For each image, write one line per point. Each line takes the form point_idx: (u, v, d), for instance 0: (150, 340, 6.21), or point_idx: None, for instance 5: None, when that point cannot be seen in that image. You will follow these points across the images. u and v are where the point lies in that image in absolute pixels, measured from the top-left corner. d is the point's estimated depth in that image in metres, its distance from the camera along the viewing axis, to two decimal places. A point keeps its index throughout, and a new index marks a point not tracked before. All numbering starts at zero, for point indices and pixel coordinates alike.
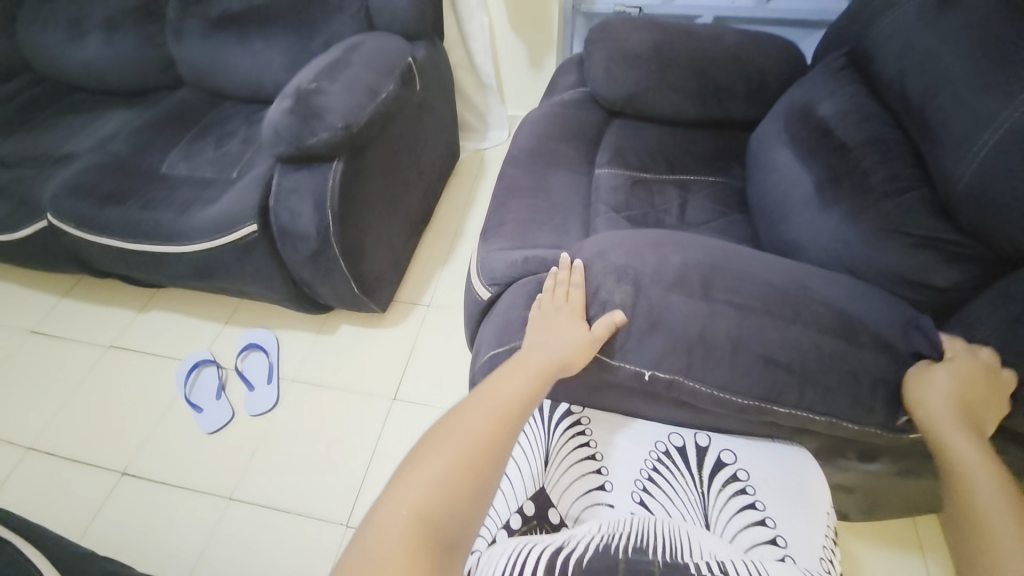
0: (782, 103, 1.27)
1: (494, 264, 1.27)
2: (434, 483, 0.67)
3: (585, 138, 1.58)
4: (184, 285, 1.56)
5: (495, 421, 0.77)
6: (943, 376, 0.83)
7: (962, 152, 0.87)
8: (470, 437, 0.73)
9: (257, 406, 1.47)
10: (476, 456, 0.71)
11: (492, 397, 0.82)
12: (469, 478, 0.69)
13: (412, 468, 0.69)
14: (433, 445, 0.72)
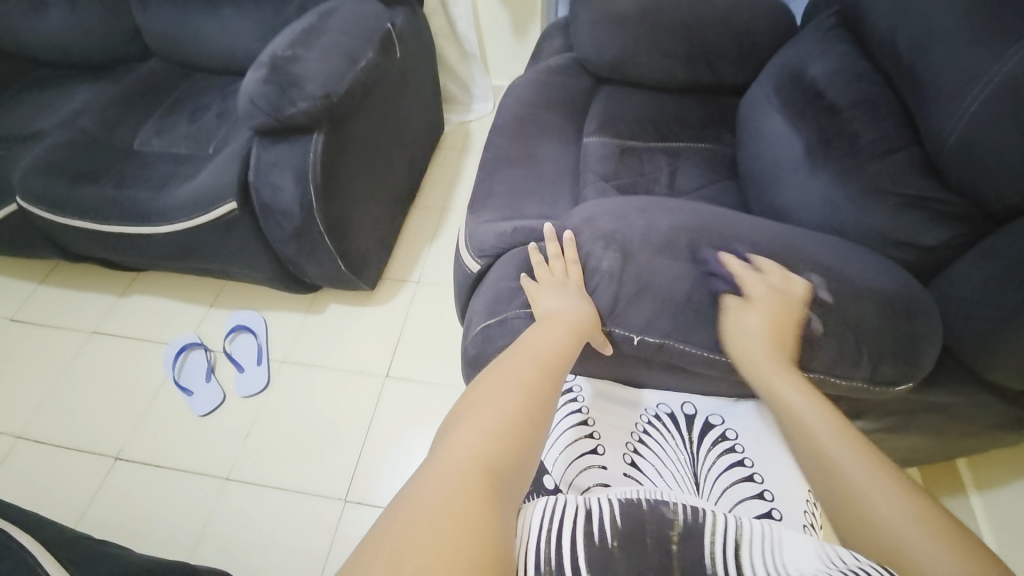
0: (771, 66, 0.99)
1: (484, 236, 0.92)
2: (491, 432, 0.46)
3: (564, 75, 1.21)
4: (168, 268, 1.37)
5: (547, 365, 0.55)
6: (753, 318, 0.63)
7: (945, 113, 0.68)
8: (521, 385, 0.51)
9: (247, 387, 1.35)
10: (531, 406, 0.49)
11: (529, 347, 0.57)
12: (534, 438, 0.48)
13: (471, 410, 0.48)
14: (492, 386, 0.51)
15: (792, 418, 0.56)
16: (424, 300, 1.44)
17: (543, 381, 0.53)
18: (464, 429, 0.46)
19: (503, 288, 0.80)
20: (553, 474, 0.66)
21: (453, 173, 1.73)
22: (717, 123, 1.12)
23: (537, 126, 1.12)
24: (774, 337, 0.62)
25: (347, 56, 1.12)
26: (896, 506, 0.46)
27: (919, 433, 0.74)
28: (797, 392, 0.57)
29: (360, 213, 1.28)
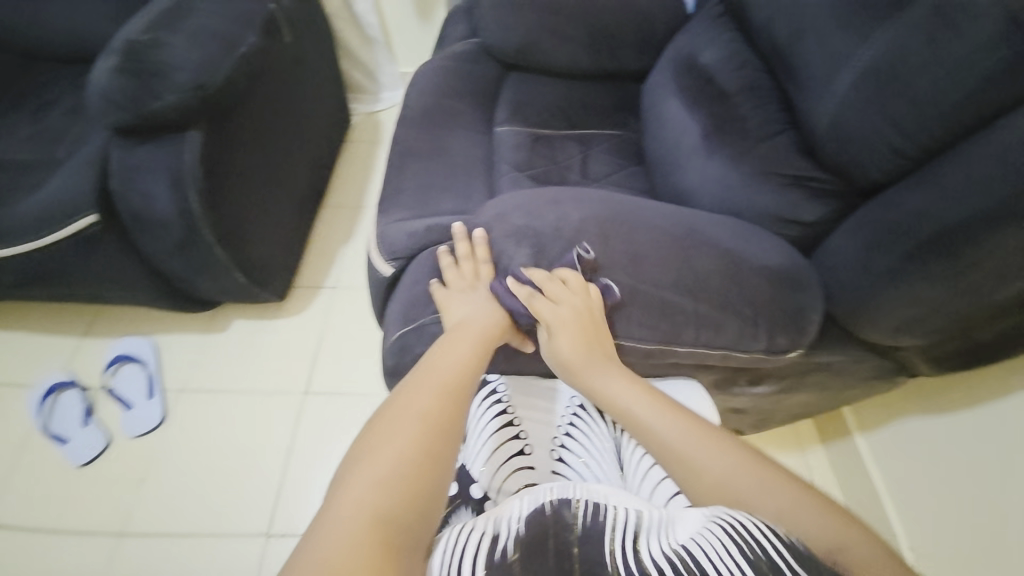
0: (668, 53, 1.03)
1: (395, 237, 0.87)
2: (390, 480, 0.42)
3: (469, 61, 1.16)
4: (21, 296, 1.16)
5: (453, 385, 0.51)
6: (564, 337, 0.63)
7: (819, 96, 0.72)
8: (424, 418, 0.47)
9: (136, 426, 1.19)
10: (437, 439, 0.46)
11: (433, 367, 0.53)
12: (441, 476, 0.44)
13: (368, 454, 0.44)
14: (391, 423, 0.46)
15: (634, 424, 0.58)
16: (342, 306, 1.35)
17: (449, 407, 0.49)
18: (359, 479, 0.42)
19: (418, 292, 0.76)
20: (481, 482, 0.65)
21: (364, 168, 1.63)
22: (623, 109, 1.14)
23: (445, 115, 1.07)
24: (588, 348, 0.62)
25: (223, 40, 0.98)
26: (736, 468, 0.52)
27: (812, 391, 0.81)
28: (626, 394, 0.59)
29: (257, 218, 1.16)
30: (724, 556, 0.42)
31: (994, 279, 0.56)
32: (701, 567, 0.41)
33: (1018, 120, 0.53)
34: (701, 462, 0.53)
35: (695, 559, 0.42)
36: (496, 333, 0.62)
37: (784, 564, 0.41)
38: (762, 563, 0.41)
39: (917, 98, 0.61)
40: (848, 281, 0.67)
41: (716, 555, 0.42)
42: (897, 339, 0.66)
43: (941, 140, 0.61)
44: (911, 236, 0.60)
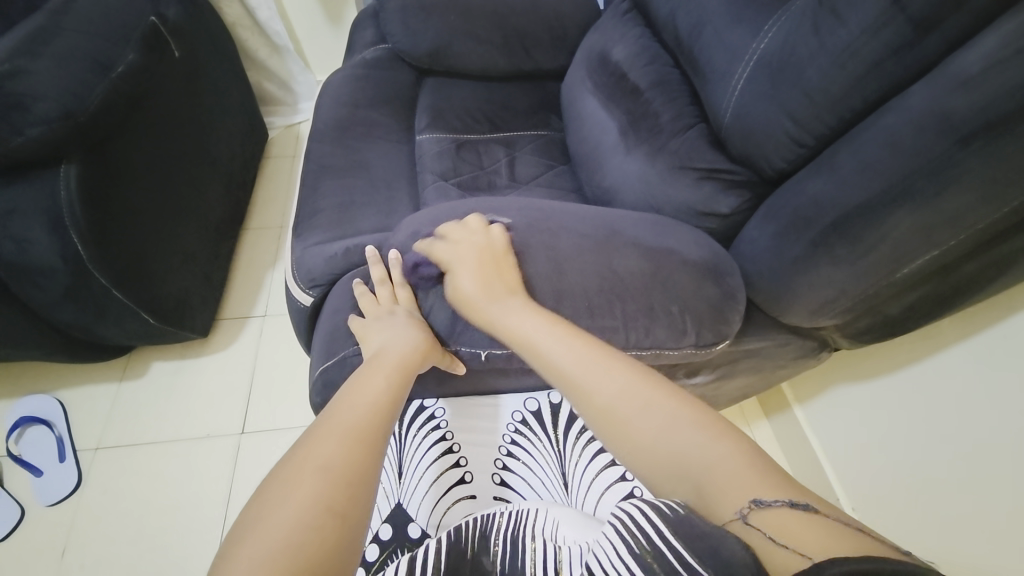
0: (582, 51, 1.02)
1: (312, 262, 0.81)
2: (281, 550, 0.37)
3: (382, 69, 1.11)
4: None
5: (363, 425, 0.48)
6: (467, 272, 0.62)
7: (721, 89, 0.73)
8: (324, 470, 0.43)
9: (50, 493, 1.07)
10: (342, 491, 0.42)
11: (341, 406, 0.50)
12: (347, 534, 0.40)
13: (258, 522, 0.39)
14: (287, 481, 0.42)
15: (534, 349, 0.57)
16: (274, 335, 1.27)
17: (358, 451, 0.45)
18: (244, 553, 0.37)
19: (338, 323, 0.71)
20: (420, 520, 0.61)
21: (288, 184, 1.53)
22: (546, 108, 1.12)
23: (360, 127, 1.02)
24: (484, 277, 0.62)
25: (95, 61, 0.90)
26: (631, 397, 0.50)
27: (748, 375, 0.83)
28: (522, 319, 0.59)
29: (164, 252, 1.07)
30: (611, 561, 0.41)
31: (892, 262, 0.58)
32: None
33: (904, 102, 0.54)
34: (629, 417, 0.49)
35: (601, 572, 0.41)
36: (418, 360, 0.59)
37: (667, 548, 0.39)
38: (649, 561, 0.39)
39: (809, 88, 0.61)
40: (767, 268, 0.68)
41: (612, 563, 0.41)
42: (817, 320, 0.68)
43: (835, 127, 0.61)
44: (817, 223, 0.61)
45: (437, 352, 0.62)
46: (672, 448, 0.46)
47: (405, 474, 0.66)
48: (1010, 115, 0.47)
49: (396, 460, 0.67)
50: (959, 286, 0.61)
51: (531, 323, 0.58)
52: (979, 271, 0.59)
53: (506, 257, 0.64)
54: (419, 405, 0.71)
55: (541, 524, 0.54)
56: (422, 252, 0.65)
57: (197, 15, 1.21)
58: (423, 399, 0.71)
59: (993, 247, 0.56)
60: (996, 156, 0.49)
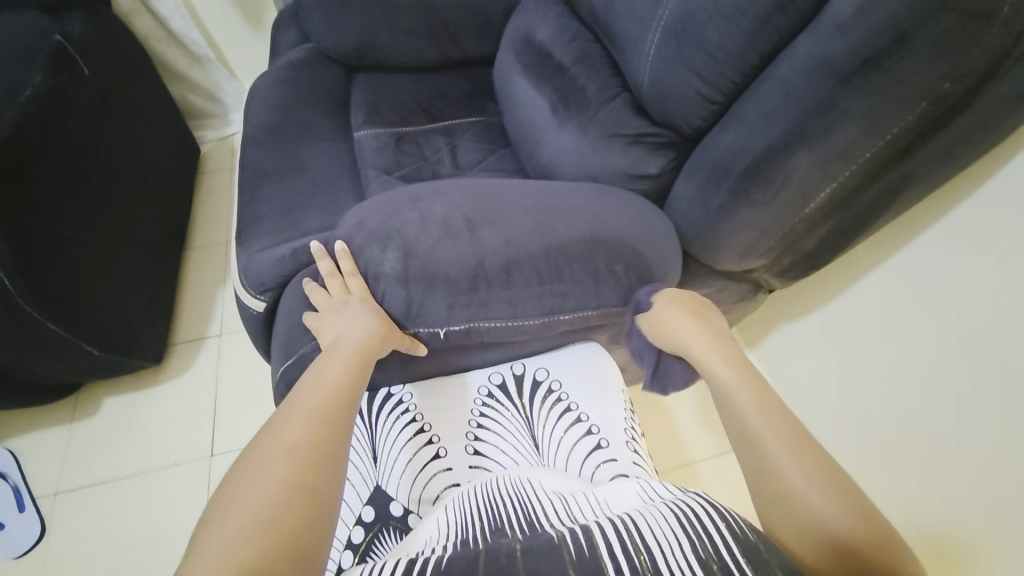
0: (508, 33, 1.05)
1: (260, 268, 0.80)
2: (255, 527, 0.39)
3: (310, 68, 1.10)
4: None
5: (328, 410, 0.50)
6: (678, 309, 0.68)
7: (637, 57, 0.77)
8: (290, 454, 0.44)
9: (13, 545, 1.02)
10: (310, 469, 0.44)
11: (303, 395, 0.51)
12: (317, 507, 0.42)
13: (229, 506, 0.40)
14: (254, 464, 0.43)
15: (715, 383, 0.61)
16: (234, 352, 1.24)
17: (325, 432, 0.47)
18: (215, 535, 0.38)
19: (294, 322, 0.71)
20: (400, 498, 0.64)
21: (228, 199, 1.49)
22: (481, 94, 1.13)
23: (294, 129, 1.01)
24: (697, 323, 0.67)
25: (1, 86, 0.87)
26: (807, 468, 0.49)
27: None
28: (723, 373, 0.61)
29: (100, 277, 1.02)
30: (675, 548, 0.41)
31: (800, 199, 0.64)
32: (649, 548, 0.41)
33: (794, 51, 0.59)
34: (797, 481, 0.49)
35: (647, 539, 0.42)
36: (376, 345, 0.61)
37: (735, 564, 0.39)
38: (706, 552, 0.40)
39: (712, 47, 0.66)
40: (696, 219, 0.73)
41: (666, 538, 0.41)
42: (746, 263, 0.74)
43: (740, 82, 0.66)
44: (734, 171, 0.66)
45: (396, 335, 0.64)
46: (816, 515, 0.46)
47: (381, 458, 0.68)
48: (882, 52, 0.53)
49: (369, 446, 0.68)
50: (861, 214, 0.68)
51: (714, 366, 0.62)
52: (876, 199, 0.66)
53: (706, 310, 0.70)
54: (386, 392, 0.72)
55: (541, 493, 0.57)
56: (370, 241, 0.66)
57: (106, 29, 1.16)
58: (390, 385, 0.73)
59: (886, 174, 0.63)
60: (874, 90, 0.55)
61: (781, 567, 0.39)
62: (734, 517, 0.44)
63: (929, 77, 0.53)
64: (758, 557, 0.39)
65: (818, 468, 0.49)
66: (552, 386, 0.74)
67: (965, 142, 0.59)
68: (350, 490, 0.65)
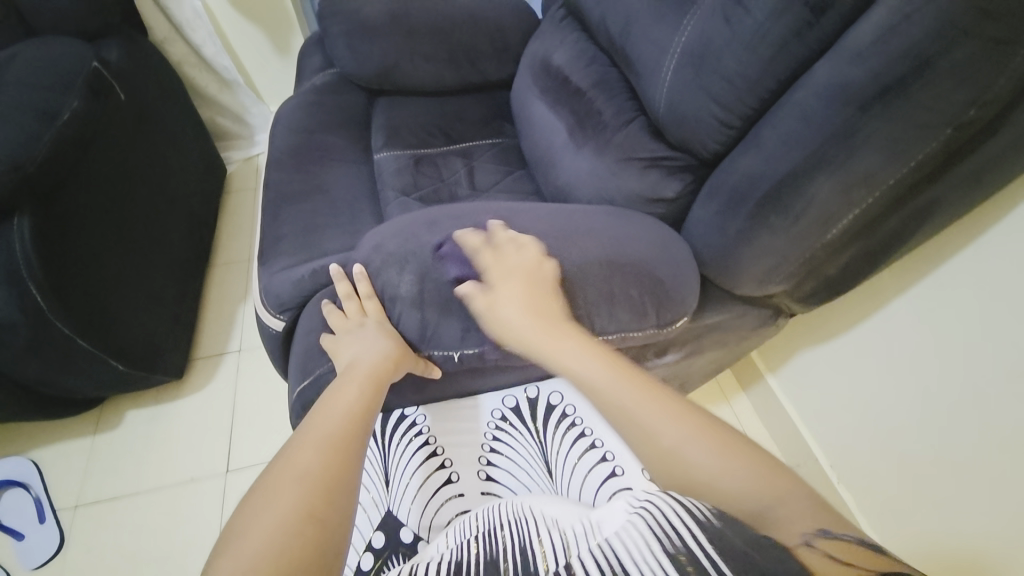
0: (526, 58, 1.07)
1: (280, 288, 0.82)
2: (265, 557, 0.38)
3: (333, 93, 1.14)
4: None
5: (339, 434, 0.50)
6: (513, 295, 0.63)
7: (654, 82, 0.77)
8: (301, 481, 0.44)
9: (33, 556, 1.04)
10: (321, 498, 0.44)
11: (318, 419, 0.52)
12: (327, 537, 0.41)
13: (242, 535, 0.40)
14: (268, 492, 0.44)
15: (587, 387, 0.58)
16: (252, 368, 1.25)
17: (337, 458, 0.47)
18: (227, 565, 0.38)
19: (311, 342, 0.72)
20: (410, 524, 0.63)
21: (252, 217, 1.53)
22: (498, 117, 1.15)
23: (317, 151, 1.04)
24: (535, 304, 0.63)
25: (39, 110, 0.90)
26: (677, 431, 0.52)
27: (714, 349, 0.87)
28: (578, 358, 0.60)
29: (127, 294, 1.05)
30: (645, 551, 0.41)
31: (821, 226, 0.62)
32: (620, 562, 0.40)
33: (812, 78, 0.59)
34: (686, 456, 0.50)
35: (619, 553, 0.41)
36: (391, 369, 0.61)
37: (705, 555, 0.39)
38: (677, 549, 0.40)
39: (728, 73, 0.66)
40: (713, 244, 0.72)
41: (638, 544, 0.41)
42: (766, 288, 0.73)
43: (758, 107, 0.66)
44: (752, 196, 0.65)
45: (411, 359, 0.64)
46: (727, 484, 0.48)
47: (392, 482, 0.67)
48: (903, 79, 0.52)
49: (381, 469, 0.68)
50: (886, 239, 0.66)
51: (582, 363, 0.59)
52: (902, 224, 0.64)
53: (551, 290, 0.65)
54: (399, 415, 0.72)
55: (539, 520, 0.55)
56: (388, 264, 0.67)
57: (142, 57, 1.22)
58: (404, 407, 0.73)
59: (911, 200, 0.61)
60: (896, 116, 0.53)
61: (746, 542, 0.40)
62: (698, 505, 0.45)
63: (955, 103, 0.51)
64: (732, 546, 0.39)
65: (697, 434, 0.51)
66: (566, 411, 0.73)
67: (995, 166, 0.57)
68: (362, 516, 0.65)
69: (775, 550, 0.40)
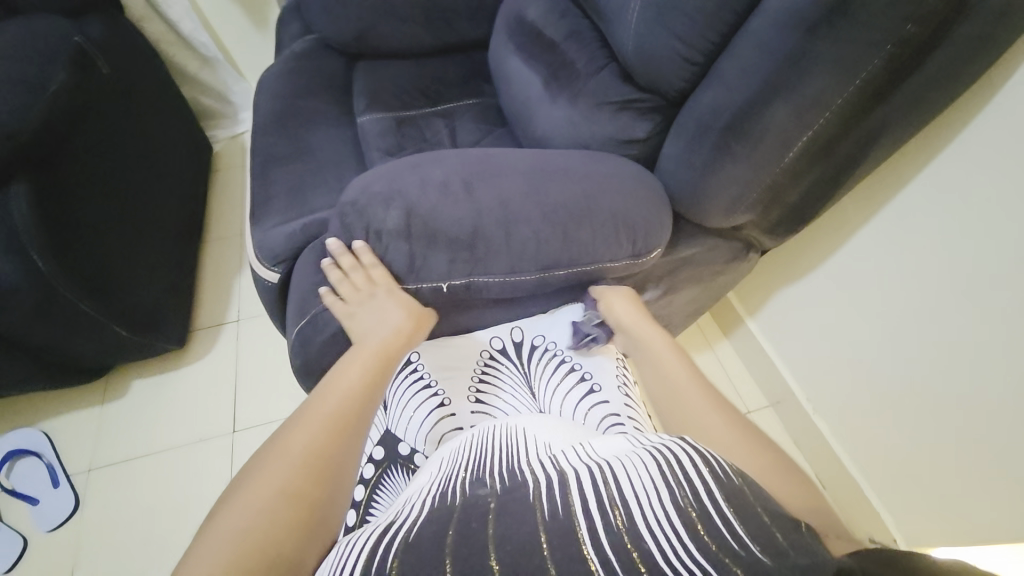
0: (501, 17, 1.09)
1: (273, 241, 0.87)
2: (256, 521, 0.45)
3: (311, 58, 1.15)
4: None
5: (337, 415, 0.55)
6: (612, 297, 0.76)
7: (622, 27, 0.80)
8: (300, 458, 0.50)
9: (51, 517, 1.09)
10: (313, 475, 0.49)
11: (323, 398, 0.57)
12: (314, 510, 0.47)
13: (242, 496, 0.47)
14: (265, 466, 0.50)
15: (667, 379, 0.66)
16: (252, 336, 1.30)
17: (332, 436, 0.53)
18: (226, 521, 0.45)
19: (307, 285, 0.78)
20: (407, 441, 0.70)
21: (241, 192, 1.55)
22: (478, 77, 1.18)
23: (300, 116, 1.06)
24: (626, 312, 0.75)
25: (28, 83, 0.92)
26: (733, 432, 0.58)
27: (691, 286, 0.92)
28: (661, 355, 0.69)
29: (129, 265, 1.09)
30: (653, 496, 0.44)
31: (779, 149, 0.66)
32: (627, 503, 0.44)
33: (766, 7, 0.62)
34: (736, 452, 0.55)
35: (626, 491, 0.44)
36: (396, 349, 0.67)
37: (713, 509, 0.43)
38: (688, 503, 0.43)
39: (690, 9, 0.69)
40: (683, 179, 0.76)
41: (647, 489, 0.45)
42: (734, 218, 0.77)
43: (719, 41, 0.69)
44: (716, 127, 0.69)
45: (415, 331, 0.70)
46: (764, 476, 0.53)
47: (389, 410, 0.73)
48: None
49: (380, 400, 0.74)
50: (842, 163, 0.71)
51: (656, 364, 0.69)
52: (854, 147, 0.69)
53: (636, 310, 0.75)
54: None
55: (530, 447, 0.59)
56: (375, 204, 0.70)
57: (121, 32, 1.22)
58: None
59: (862, 122, 0.66)
60: (843, 36, 0.57)
61: (760, 507, 0.43)
62: (714, 459, 0.48)
63: (893, 20, 0.55)
64: (741, 499, 0.44)
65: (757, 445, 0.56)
66: (550, 346, 0.78)
67: (937, 85, 0.62)
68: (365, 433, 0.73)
69: (800, 536, 0.41)
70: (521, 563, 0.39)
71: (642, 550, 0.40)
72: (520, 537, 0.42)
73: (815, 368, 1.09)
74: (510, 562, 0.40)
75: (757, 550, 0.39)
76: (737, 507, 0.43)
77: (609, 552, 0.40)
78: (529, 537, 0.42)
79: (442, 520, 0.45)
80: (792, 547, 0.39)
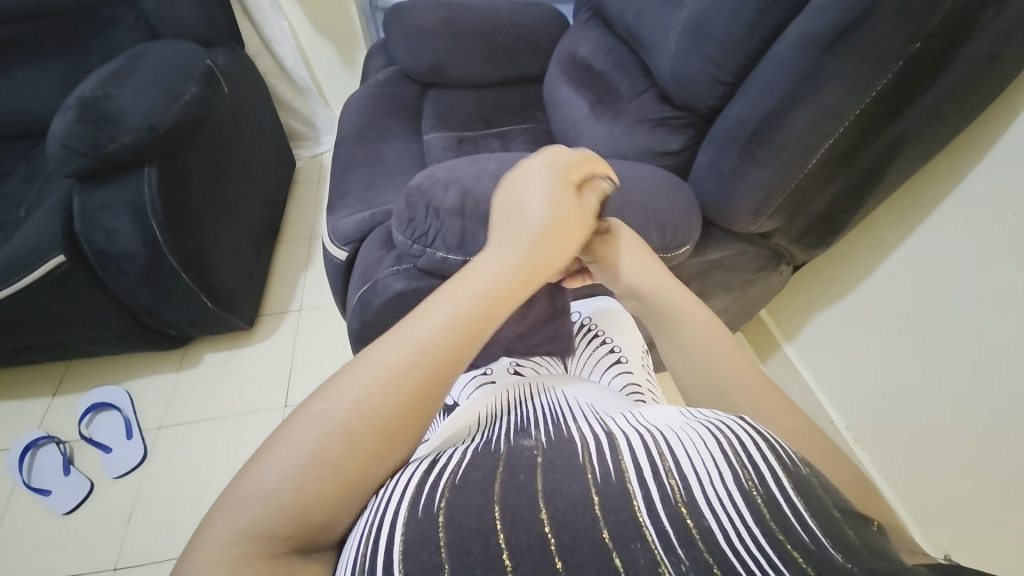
0: (557, 55, 1.24)
1: (345, 226, 1.00)
2: (297, 472, 0.38)
3: (391, 85, 1.35)
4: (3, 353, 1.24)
5: (415, 379, 0.41)
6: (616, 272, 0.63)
7: (661, 56, 0.92)
8: (366, 416, 0.40)
9: (120, 465, 1.21)
10: (372, 443, 0.40)
11: (408, 338, 0.43)
12: (363, 479, 0.40)
13: (290, 429, 0.39)
14: (325, 403, 0.40)
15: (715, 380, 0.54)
16: (310, 324, 1.43)
17: (403, 406, 0.41)
18: (274, 452, 0.38)
19: (372, 260, 0.91)
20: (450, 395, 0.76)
21: (316, 202, 1.76)
22: (532, 106, 1.33)
23: (378, 131, 1.23)
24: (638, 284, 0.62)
25: (169, 91, 1.13)
26: (806, 430, 0.50)
27: (720, 294, 0.96)
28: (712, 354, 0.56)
29: (218, 247, 1.26)
30: (713, 472, 0.37)
31: (801, 155, 0.73)
32: (684, 475, 0.37)
33: (785, 34, 0.71)
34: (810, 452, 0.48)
35: (684, 466, 0.38)
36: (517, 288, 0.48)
37: (782, 494, 0.36)
38: (753, 484, 0.36)
39: (718, 37, 0.79)
40: (712, 186, 0.84)
41: (706, 463, 0.38)
42: (759, 224, 0.83)
43: (745, 64, 0.78)
44: (741, 137, 0.77)
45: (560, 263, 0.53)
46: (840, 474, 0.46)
47: None
48: (855, 22, 0.63)
49: None
50: (864, 173, 0.77)
51: (692, 352, 0.56)
52: (874, 158, 0.74)
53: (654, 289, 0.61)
54: None
55: (576, 407, 0.53)
56: (437, 187, 0.81)
57: (239, 61, 1.49)
58: None
59: (881, 133, 0.72)
60: (852, 54, 0.64)
61: (836, 505, 0.36)
62: (780, 444, 0.40)
63: (899, 38, 0.62)
64: (814, 490, 0.36)
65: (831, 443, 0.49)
66: (582, 325, 0.87)
67: (951, 99, 0.68)
68: None
69: (876, 543, 0.34)
70: (573, 524, 0.35)
71: (703, 528, 0.34)
72: (570, 497, 0.37)
73: (857, 398, 1.07)
74: (560, 520, 0.35)
75: (829, 547, 0.32)
76: (810, 497, 0.36)
77: (665, 522, 0.35)
78: (580, 497, 0.37)
79: (487, 462, 0.42)
80: (864, 546, 0.33)
